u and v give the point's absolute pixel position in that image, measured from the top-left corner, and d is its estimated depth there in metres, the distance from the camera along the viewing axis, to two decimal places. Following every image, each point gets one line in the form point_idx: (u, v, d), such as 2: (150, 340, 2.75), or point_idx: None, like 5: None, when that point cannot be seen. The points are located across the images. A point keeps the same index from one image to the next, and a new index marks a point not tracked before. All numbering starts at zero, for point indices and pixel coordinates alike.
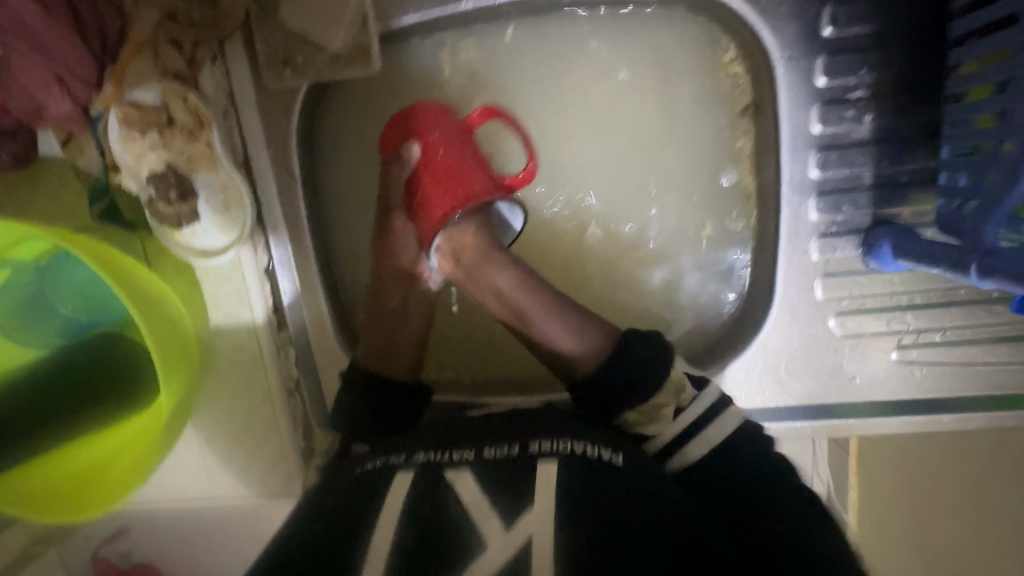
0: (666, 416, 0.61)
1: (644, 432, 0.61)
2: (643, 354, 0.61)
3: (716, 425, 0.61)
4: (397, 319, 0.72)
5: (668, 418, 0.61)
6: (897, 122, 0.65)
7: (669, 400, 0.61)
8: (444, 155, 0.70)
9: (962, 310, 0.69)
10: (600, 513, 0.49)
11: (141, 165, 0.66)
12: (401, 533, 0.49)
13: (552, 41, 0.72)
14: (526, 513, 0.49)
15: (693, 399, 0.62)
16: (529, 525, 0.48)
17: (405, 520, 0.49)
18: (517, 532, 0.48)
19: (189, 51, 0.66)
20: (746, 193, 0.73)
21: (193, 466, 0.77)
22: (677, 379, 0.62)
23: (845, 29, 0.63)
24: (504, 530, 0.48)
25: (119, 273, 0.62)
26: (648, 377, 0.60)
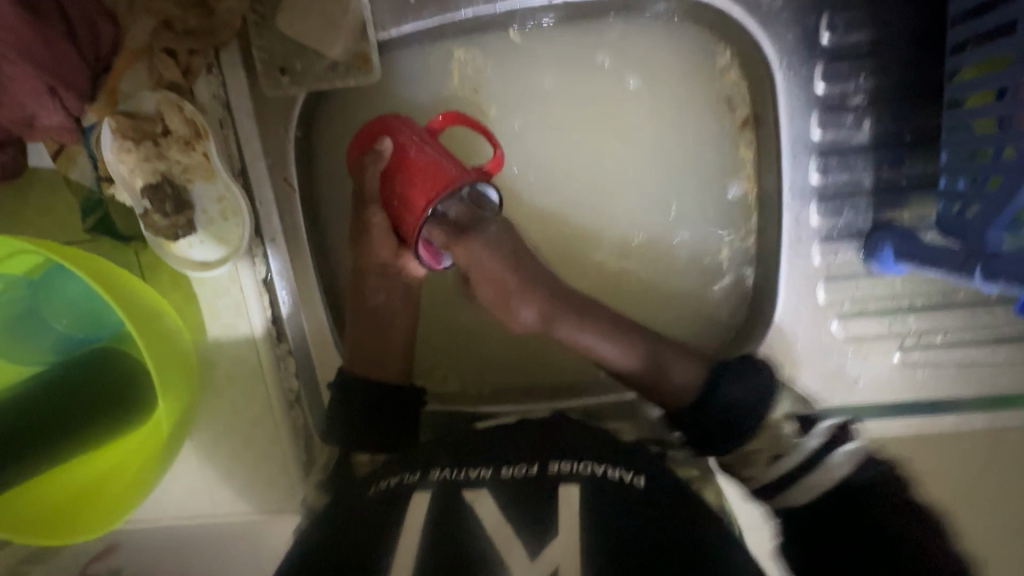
0: (764, 461, 0.64)
1: (739, 472, 0.65)
2: (743, 392, 0.65)
3: (824, 470, 0.61)
4: (383, 317, 0.73)
5: (767, 461, 0.64)
6: (896, 127, 0.65)
7: (765, 446, 0.65)
8: (416, 151, 0.68)
9: (961, 312, 0.69)
10: (620, 530, 0.50)
11: (137, 176, 0.66)
12: (425, 557, 0.49)
13: (552, 50, 0.72)
14: (549, 541, 0.49)
15: (795, 446, 0.64)
16: (553, 554, 0.48)
17: (428, 546, 0.49)
18: (542, 562, 0.48)
19: (184, 60, 0.66)
20: (746, 208, 0.74)
21: (191, 480, 0.76)
22: (773, 424, 0.66)
23: (844, 36, 0.64)
24: (529, 558, 0.48)
25: (116, 287, 0.61)
26: (750, 404, 0.65)
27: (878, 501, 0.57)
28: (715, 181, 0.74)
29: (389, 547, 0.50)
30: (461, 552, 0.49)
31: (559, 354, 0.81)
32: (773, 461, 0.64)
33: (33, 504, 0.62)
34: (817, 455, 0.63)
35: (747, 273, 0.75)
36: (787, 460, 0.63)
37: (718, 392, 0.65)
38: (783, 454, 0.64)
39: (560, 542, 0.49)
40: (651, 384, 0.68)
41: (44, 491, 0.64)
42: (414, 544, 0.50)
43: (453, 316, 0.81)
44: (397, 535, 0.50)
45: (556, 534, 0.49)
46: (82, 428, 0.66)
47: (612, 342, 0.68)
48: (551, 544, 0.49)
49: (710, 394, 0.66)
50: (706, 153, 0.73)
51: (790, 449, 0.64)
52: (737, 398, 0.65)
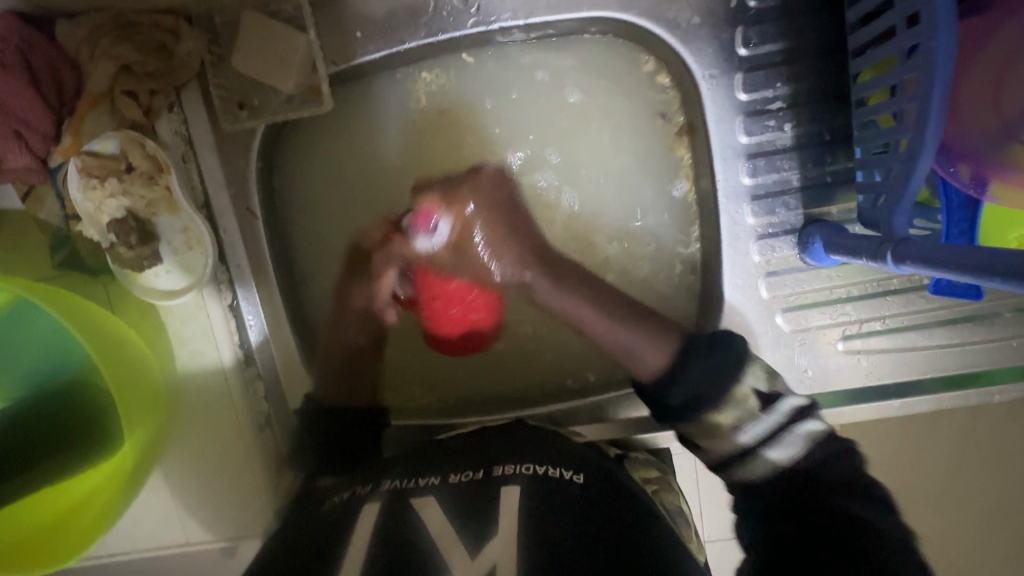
0: (726, 431, 0.66)
1: (704, 441, 0.67)
2: (707, 370, 0.67)
3: (783, 446, 0.65)
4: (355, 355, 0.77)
5: (726, 433, 0.66)
6: (816, 128, 0.70)
7: (731, 415, 0.66)
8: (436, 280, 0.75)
9: (897, 298, 0.73)
10: (554, 523, 0.52)
11: (102, 212, 0.69)
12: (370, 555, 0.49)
13: (497, 75, 0.77)
14: (491, 539, 0.50)
15: (759, 416, 0.66)
16: (491, 554, 0.49)
17: (372, 549, 0.50)
18: (482, 560, 0.48)
19: (146, 100, 0.70)
20: (688, 208, 0.77)
21: (163, 510, 0.76)
22: (742, 394, 0.66)
23: (758, 48, 0.69)
24: (469, 557, 0.49)
25: (84, 316, 0.63)
26: (713, 390, 0.66)
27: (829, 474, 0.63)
28: (661, 187, 0.78)
29: (339, 551, 0.51)
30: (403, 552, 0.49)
31: (524, 364, 0.83)
32: (735, 430, 0.66)
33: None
34: (782, 428, 0.65)
35: (695, 278, 0.79)
36: (745, 433, 0.65)
37: (675, 391, 0.67)
38: (743, 424, 0.66)
39: (501, 540, 0.50)
40: (626, 365, 0.71)
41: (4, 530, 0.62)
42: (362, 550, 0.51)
43: (405, 344, 0.83)
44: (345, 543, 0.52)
45: (497, 532, 0.51)
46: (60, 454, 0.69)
47: (649, 346, 0.69)
48: (492, 542, 0.50)
49: (676, 380, 0.67)
50: (648, 162, 0.78)
51: (755, 419, 0.65)
52: (711, 375, 0.67)
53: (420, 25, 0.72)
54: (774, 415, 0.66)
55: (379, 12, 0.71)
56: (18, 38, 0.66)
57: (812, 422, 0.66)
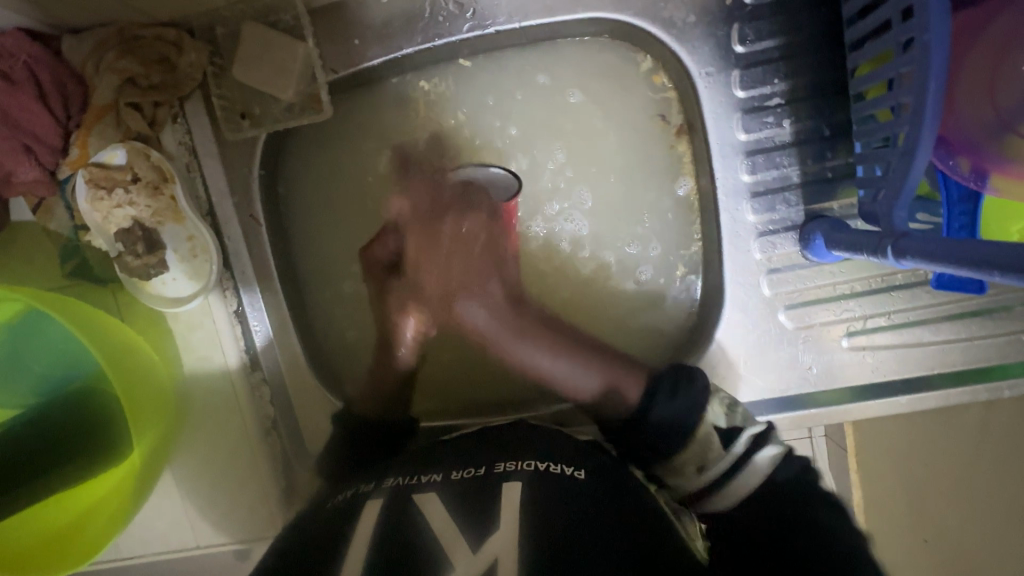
0: (691, 471, 0.64)
1: (675, 482, 0.66)
2: (674, 409, 0.65)
3: (745, 474, 0.62)
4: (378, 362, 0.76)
5: (692, 472, 0.64)
6: (815, 124, 0.69)
7: (694, 454, 0.64)
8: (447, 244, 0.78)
9: (902, 293, 0.72)
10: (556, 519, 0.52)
11: (110, 222, 0.71)
12: (372, 552, 0.50)
13: (495, 78, 0.77)
14: (492, 535, 0.51)
15: (721, 457, 0.63)
16: (493, 546, 0.50)
17: (374, 544, 0.51)
18: (483, 555, 0.49)
19: (150, 112, 0.71)
20: (689, 206, 0.77)
21: (174, 514, 0.78)
22: (704, 434, 0.64)
23: (754, 44, 0.69)
24: (471, 552, 0.50)
25: (92, 325, 0.65)
26: (681, 427, 0.64)
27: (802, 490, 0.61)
28: (661, 186, 0.78)
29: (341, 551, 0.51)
30: (405, 548, 0.50)
31: None
32: (701, 472, 0.64)
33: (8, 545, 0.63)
34: (737, 464, 0.63)
35: (690, 278, 0.78)
36: (711, 470, 0.64)
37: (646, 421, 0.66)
38: (707, 464, 0.64)
39: (501, 537, 0.50)
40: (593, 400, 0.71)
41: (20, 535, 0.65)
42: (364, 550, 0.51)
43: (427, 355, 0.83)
44: (347, 543, 0.52)
45: (498, 528, 0.51)
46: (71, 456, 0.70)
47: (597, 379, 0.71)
48: (492, 538, 0.51)
49: (644, 415, 0.66)
50: (647, 161, 0.77)
51: (719, 460, 0.63)
52: (676, 410, 0.65)
53: (416, 31, 0.72)
54: (733, 453, 0.63)
55: (376, 18, 0.72)
56: (27, 55, 0.67)
57: (769, 448, 0.63)
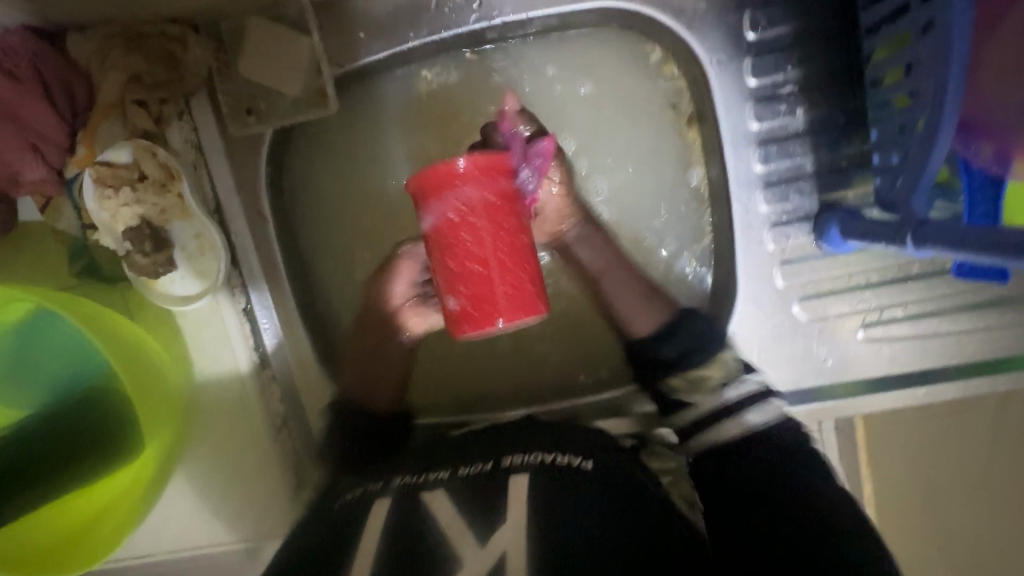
0: (708, 388, 0.71)
1: (682, 401, 0.71)
2: (700, 332, 0.72)
3: (752, 412, 0.68)
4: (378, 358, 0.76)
5: (705, 393, 0.70)
6: (829, 112, 0.68)
7: (716, 373, 0.71)
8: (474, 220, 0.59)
9: (918, 284, 0.71)
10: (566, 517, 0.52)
11: (118, 221, 0.70)
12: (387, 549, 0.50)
13: (502, 70, 0.76)
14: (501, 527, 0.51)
15: (730, 387, 0.70)
16: (502, 539, 0.50)
17: (384, 545, 0.51)
18: (492, 548, 0.50)
19: (155, 109, 0.70)
20: (700, 197, 0.76)
21: (185, 511, 0.78)
22: (726, 360, 0.71)
23: (767, 31, 0.67)
24: (479, 546, 0.50)
25: (101, 324, 0.65)
26: (704, 346, 0.72)
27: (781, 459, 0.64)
28: (671, 178, 0.77)
29: (352, 545, 0.52)
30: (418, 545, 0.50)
31: (536, 360, 0.82)
32: (710, 395, 0.70)
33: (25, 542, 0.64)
34: (741, 402, 0.69)
35: (707, 274, 0.78)
36: (720, 396, 0.70)
37: (666, 347, 0.72)
38: (721, 386, 0.70)
39: (509, 528, 0.51)
40: (619, 323, 0.74)
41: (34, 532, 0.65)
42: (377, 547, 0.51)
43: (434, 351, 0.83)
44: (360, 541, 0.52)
45: (506, 519, 0.51)
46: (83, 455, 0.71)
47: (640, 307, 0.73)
48: (501, 530, 0.51)
49: (661, 340, 0.72)
50: (656, 152, 0.77)
51: (727, 388, 0.70)
52: (696, 337, 0.72)
53: (422, 23, 0.71)
54: (738, 392, 0.69)
55: (382, 11, 0.71)
56: (32, 54, 0.67)
57: (773, 403, 0.68)
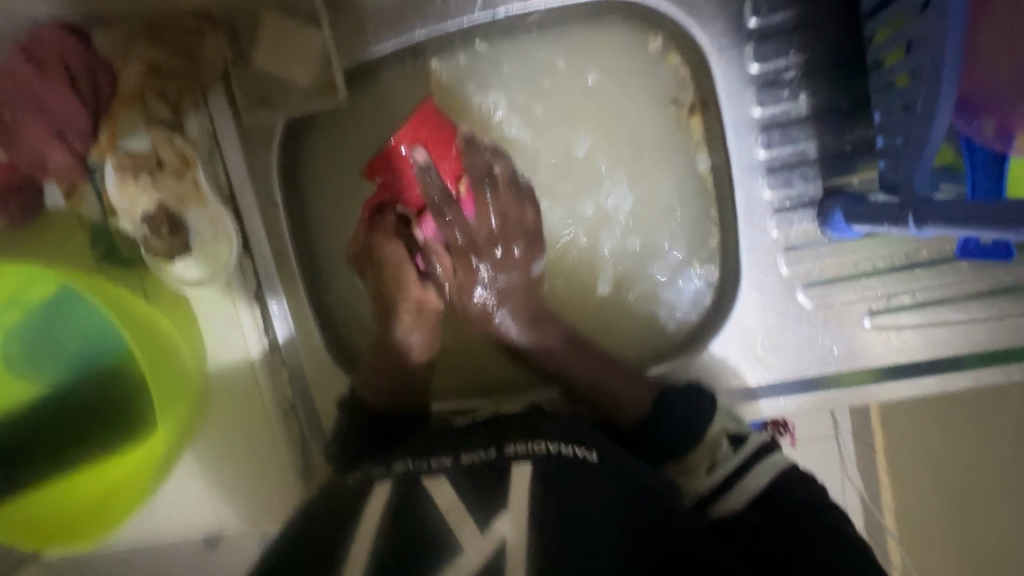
0: (700, 472, 0.69)
1: (682, 484, 0.70)
2: (681, 410, 0.69)
3: (756, 473, 0.67)
4: (397, 357, 0.74)
5: (703, 473, 0.69)
6: (832, 97, 0.68)
7: (704, 455, 0.69)
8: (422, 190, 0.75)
9: (927, 270, 0.69)
10: (572, 511, 0.52)
11: (136, 206, 0.74)
12: (383, 540, 0.51)
13: (509, 60, 0.77)
14: (501, 514, 0.51)
15: (730, 455, 0.69)
16: (503, 527, 0.50)
17: (383, 533, 0.51)
18: (491, 535, 0.50)
19: (174, 100, 0.73)
20: (705, 186, 0.76)
21: (194, 493, 0.80)
22: (715, 436, 0.70)
23: (769, 16, 0.68)
24: (480, 531, 0.50)
25: (121, 301, 0.67)
26: (690, 430, 0.69)
27: (786, 500, 0.65)
28: (675, 165, 0.77)
29: (352, 529, 0.52)
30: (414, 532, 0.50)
31: None
32: (711, 469, 0.68)
33: (32, 515, 0.67)
34: (749, 461, 0.68)
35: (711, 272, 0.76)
36: (721, 470, 0.68)
37: (651, 429, 0.70)
38: (717, 464, 0.69)
39: (510, 518, 0.51)
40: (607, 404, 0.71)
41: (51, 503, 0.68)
42: (376, 527, 0.52)
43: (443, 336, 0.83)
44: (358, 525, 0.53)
45: (507, 508, 0.51)
46: (98, 434, 0.74)
47: (625, 389, 0.71)
48: (501, 518, 0.51)
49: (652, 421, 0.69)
50: (658, 139, 0.77)
51: (726, 459, 0.68)
52: (676, 423, 0.69)
53: (429, 14, 0.73)
54: (739, 457, 0.68)
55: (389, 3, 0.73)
56: (61, 46, 0.71)
57: (776, 455, 0.69)
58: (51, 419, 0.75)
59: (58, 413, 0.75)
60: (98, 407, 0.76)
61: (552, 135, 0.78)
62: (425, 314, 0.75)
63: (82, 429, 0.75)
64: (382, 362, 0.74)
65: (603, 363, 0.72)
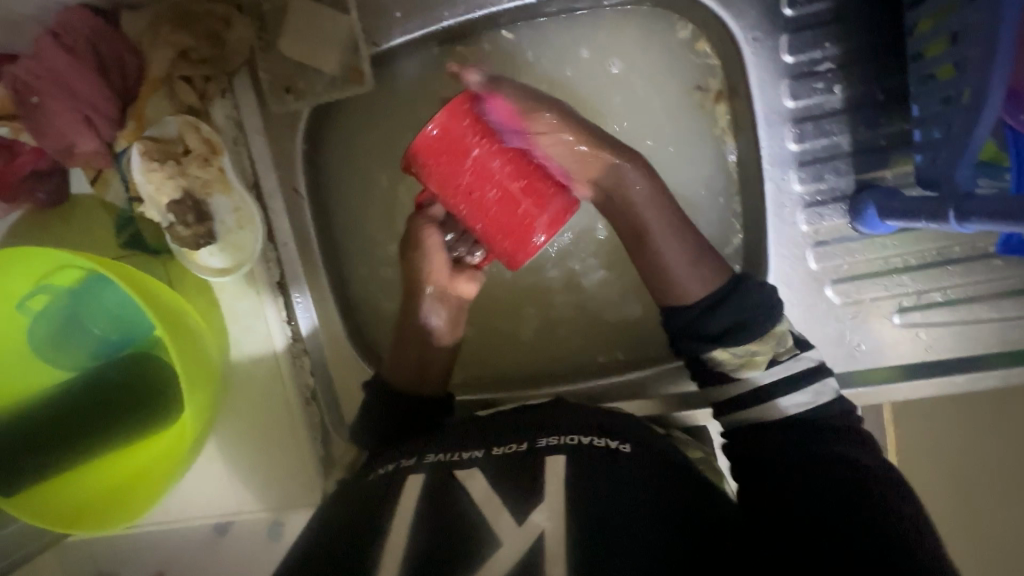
0: (759, 363, 0.65)
1: (730, 371, 0.66)
2: (752, 304, 0.65)
3: (804, 390, 0.64)
4: (419, 339, 0.74)
5: (761, 366, 0.65)
6: (867, 89, 0.67)
7: (766, 349, 0.65)
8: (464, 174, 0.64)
9: (960, 267, 0.69)
10: (603, 506, 0.52)
11: (162, 193, 0.74)
12: (416, 532, 0.52)
13: (536, 47, 0.77)
14: (538, 503, 0.52)
15: (793, 356, 0.65)
16: (541, 519, 0.51)
17: (418, 525, 0.52)
18: (530, 526, 0.51)
19: (201, 86, 0.74)
20: (728, 177, 0.76)
21: (217, 479, 0.80)
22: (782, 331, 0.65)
23: (805, 7, 0.67)
24: (517, 523, 0.51)
25: (150, 290, 0.67)
26: (759, 322, 0.64)
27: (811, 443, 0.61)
28: (702, 157, 0.76)
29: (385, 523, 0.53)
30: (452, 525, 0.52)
31: (563, 343, 0.82)
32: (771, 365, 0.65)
33: (60, 503, 0.68)
34: (805, 377, 0.65)
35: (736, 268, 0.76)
36: (780, 367, 0.65)
37: (713, 319, 0.65)
38: (777, 360, 0.65)
39: (546, 509, 0.51)
40: (660, 289, 0.69)
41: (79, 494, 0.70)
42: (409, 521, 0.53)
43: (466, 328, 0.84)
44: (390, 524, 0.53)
45: (543, 497, 0.52)
46: (117, 424, 0.72)
47: (691, 274, 0.67)
48: (539, 510, 0.51)
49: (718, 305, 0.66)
50: (686, 130, 0.76)
51: (786, 359, 0.65)
52: (750, 309, 0.65)
53: (457, 2, 0.72)
54: (796, 364, 0.65)
55: None
56: (90, 30, 0.70)
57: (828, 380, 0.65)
58: (69, 406, 0.73)
59: (77, 401, 0.73)
60: (117, 396, 0.74)
61: (579, 126, 0.77)
62: (448, 293, 0.74)
63: (99, 420, 0.73)
64: (403, 349, 0.74)
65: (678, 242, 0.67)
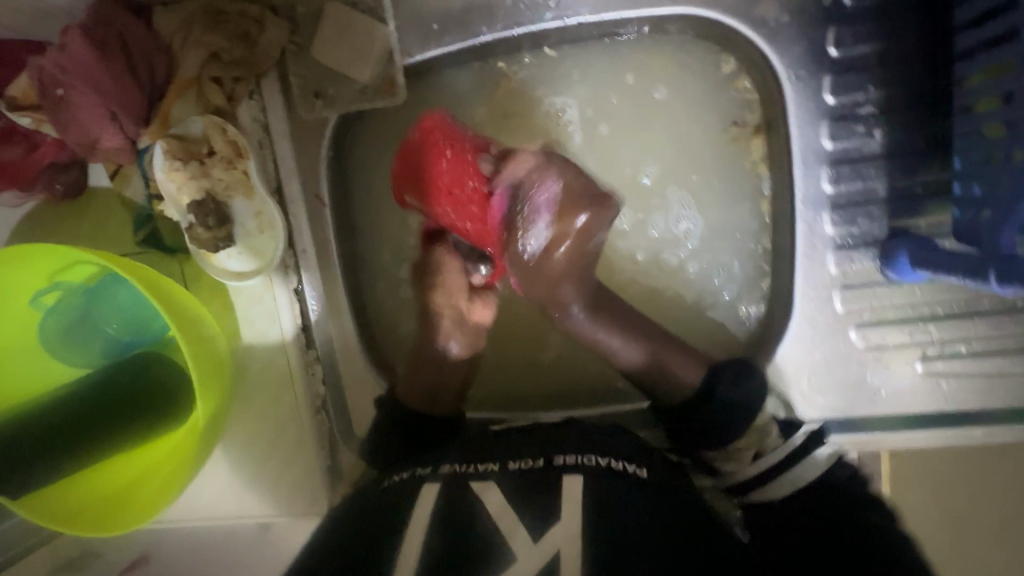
0: (744, 458, 0.72)
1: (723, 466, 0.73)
2: (737, 391, 0.70)
3: (807, 462, 0.70)
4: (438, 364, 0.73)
5: (748, 459, 0.72)
6: (907, 136, 0.66)
7: (752, 444, 0.72)
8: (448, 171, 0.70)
9: (985, 320, 0.68)
10: (624, 533, 0.51)
11: (183, 193, 0.72)
12: (428, 546, 0.51)
13: (577, 69, 0.76)
14: (555, 523, 0.51)
15: (777, 445, 0.71)
16: (556, 537, 0.50)
17: (429, 540, 0.51)
18: (545, 545, 0.50)
19: (229, 87, 0.73)
20: (761, 220, 0.75)
21: (222, 484, 0.79)
22: (761, 424, 0.72)
23: (850, 48, 0.66)
24: (532, 540, 0.50)
25: (165, 294, 0.65)
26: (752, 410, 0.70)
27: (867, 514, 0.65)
28: (731, 191, 0.75)
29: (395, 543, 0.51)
30: (462, 548, 0.50)
31: (577, 365, 0.81)
32: (756, 457, 0.72)
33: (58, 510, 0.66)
34: (803, 449, 0.71)
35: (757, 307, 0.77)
36: (767, 456, 0.71)
37: (722, 393, 0.70)
38: (761, 453, 0.72)
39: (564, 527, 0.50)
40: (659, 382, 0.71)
41: (68, 500, 0.67)
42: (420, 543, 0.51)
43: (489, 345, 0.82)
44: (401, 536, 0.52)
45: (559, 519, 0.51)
46: (120, 431, 0.70)
47: (676, 370, 0.71)
48: (556, 526, 0.51)
49: (711, 393, 0.70)
50: (718, 164, 0.75)
51: (776, 447, 0.71)
52: (732, 404, 0.70)
53: (497, 18, 0.71)
54: (790, 445, 0.71)
55: (457, 4, 0.71)
56: (120, 24, 0.69)
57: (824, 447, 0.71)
58: (67, 409, 0.69)
59: (76, 405, 0.70)
60: (116, 405, 0.70)
61: (611, 151, 0.76)
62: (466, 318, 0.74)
63: (93, 430, 0.69)
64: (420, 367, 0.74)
65: (680, 355, 0.71)
